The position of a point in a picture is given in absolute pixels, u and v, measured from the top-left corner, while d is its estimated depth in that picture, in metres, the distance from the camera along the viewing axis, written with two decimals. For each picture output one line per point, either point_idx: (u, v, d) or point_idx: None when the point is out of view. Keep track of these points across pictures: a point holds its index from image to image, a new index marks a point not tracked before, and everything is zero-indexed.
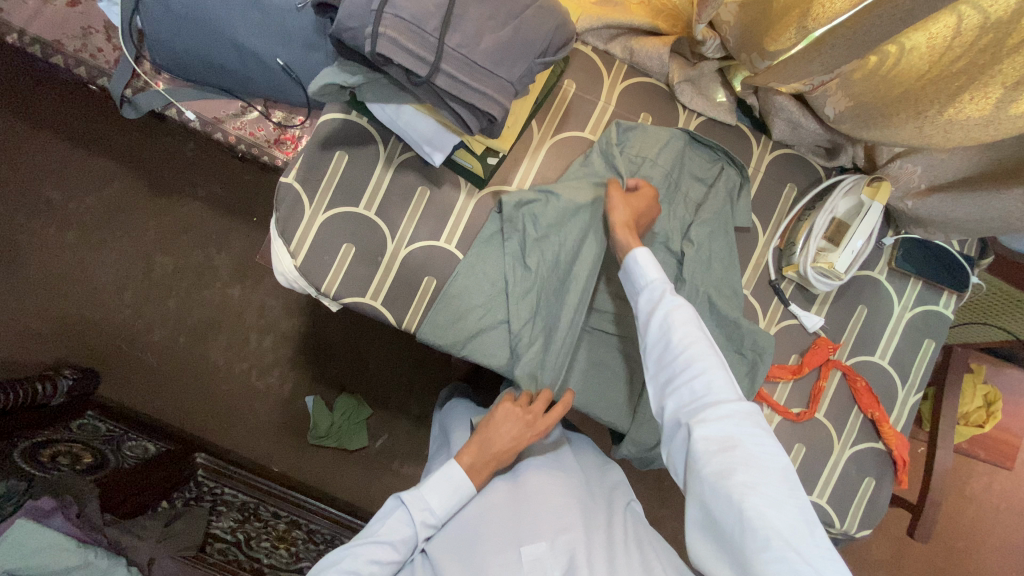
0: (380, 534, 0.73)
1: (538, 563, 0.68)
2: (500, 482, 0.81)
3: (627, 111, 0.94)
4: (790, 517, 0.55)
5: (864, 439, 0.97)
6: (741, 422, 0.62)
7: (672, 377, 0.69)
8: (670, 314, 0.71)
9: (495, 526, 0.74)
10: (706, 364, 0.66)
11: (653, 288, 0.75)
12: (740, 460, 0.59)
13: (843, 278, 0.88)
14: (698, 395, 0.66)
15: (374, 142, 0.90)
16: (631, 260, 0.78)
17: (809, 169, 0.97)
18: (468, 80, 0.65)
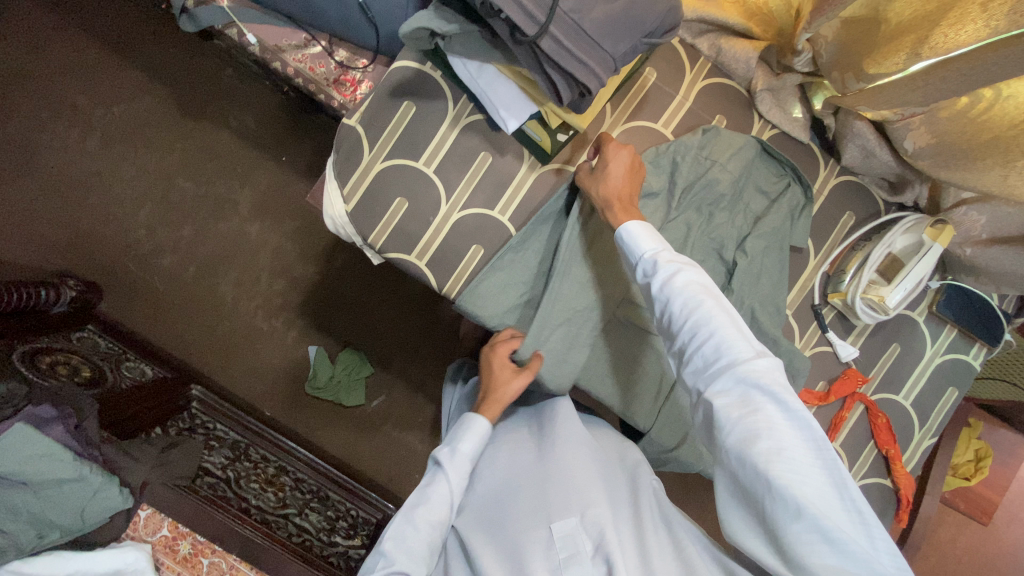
0: (427, 491, 0.77)
1: (571, 538, 0.69)
2: (524, 455, 0.81)
3: (702, 111, 0.93)
4: (820, 480, 0.53)
5: (873, 473, 0.98)
6: (759, 383, 0.58)
7: (681, 345, 0.66)
8: (671, 279, 0.68)
9: (521, 502, 0.75)
10: (714, 325, 0.63)
11: (651, 255, 0.72)
12: (762, 423, 0.56)
13: (890, 313, 0.88)
14: (708, 360, 0.62)
15: (445, 98, 0.87)
16: (623, 235, 0.76)
17: (871, 201, 0.96)
18: (574, 50, 0.63)
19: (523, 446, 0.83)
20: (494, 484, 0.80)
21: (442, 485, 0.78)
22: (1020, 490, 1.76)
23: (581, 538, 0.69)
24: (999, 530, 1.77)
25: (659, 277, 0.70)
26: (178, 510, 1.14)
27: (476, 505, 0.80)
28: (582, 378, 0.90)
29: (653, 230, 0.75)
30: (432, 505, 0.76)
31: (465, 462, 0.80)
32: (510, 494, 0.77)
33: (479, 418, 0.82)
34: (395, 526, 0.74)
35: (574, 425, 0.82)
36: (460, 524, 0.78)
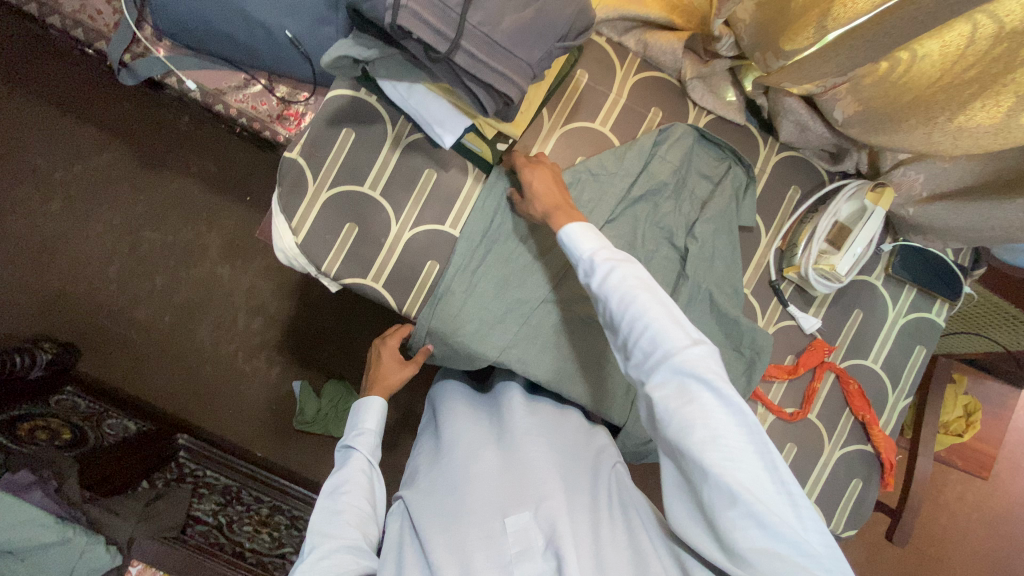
0: (346, 472, 0.81)
1: (524, 532, 0.68)
2: (485, 445, 0.81)
3: (637, 105, 0.94)
4: (755, 468, 0.54)
5: (854, 441, 0.99)
6: (693, 372, 0.58)
7: (624, 341, 0.66)
8: (608, 275, 0.68)
9: (477, 494, 0.73)
10: (649, 318, 0.63)
11: (590, 252, 0.71)
12: (699, 416, 0.57)
13: (843, 280, 0.90)
14: (650, 356, 0.62)
15: (383, 121, 0.88)
16: (564, 237, 0.74)
17: (814, 173, 0.98)
18: (487, 59, 0.65)
19: (486, 439, 0.82)
20: (452, 472, 0.78)
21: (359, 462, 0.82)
22: (1016, 440, 1.77)
23: (535, 532, 0.68)
24: (1000, 482, 1.77)
25: (597, 273, 0.69)
26: (167, 562, 1.11)
27: (428, 494, 0.77)
28: (552, 381, 0.90)
29: (594, 230, 0.73)
30: (356, 481, 0.79)
31: (372, 440, 0.87)
32: (466, 486, 0.75)
33: (368, 398, 0.91)
34: (324, 508, 0.76)
35: (534, 426, 0.83)
36: (414, 511, 0.76)
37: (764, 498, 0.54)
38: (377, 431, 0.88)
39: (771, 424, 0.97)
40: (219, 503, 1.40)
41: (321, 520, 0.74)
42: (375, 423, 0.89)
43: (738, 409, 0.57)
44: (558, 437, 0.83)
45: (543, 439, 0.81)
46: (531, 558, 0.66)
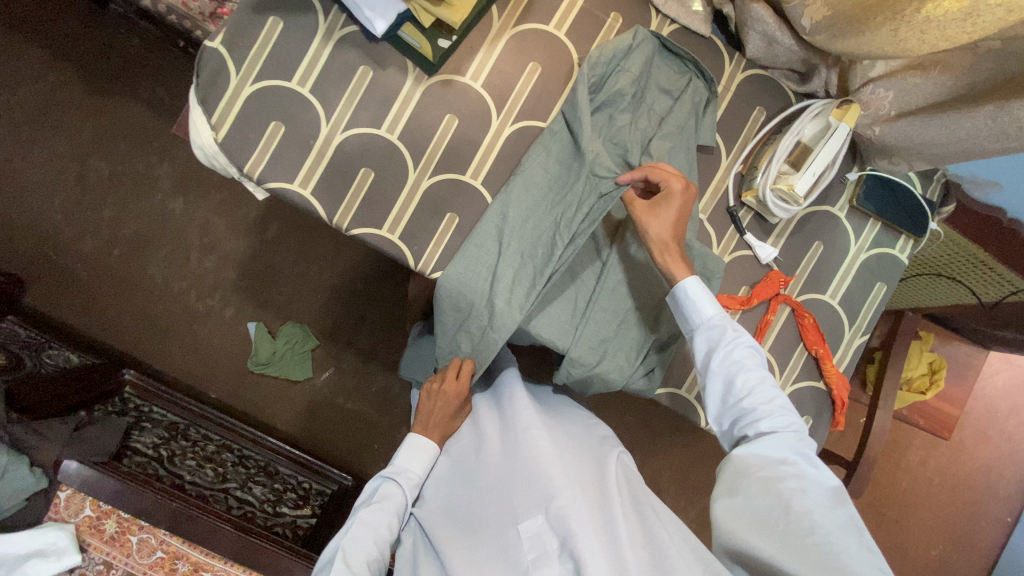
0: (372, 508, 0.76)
1: (537, 538, 0.66)
2: (493, 445, 0.78)
3: (596, 9, 0.87)
4: (846, 528, 0.62)
5: (805, 377, 0.96)
6: (795, 442, 0.68)
7: (738, 409, 0.73)
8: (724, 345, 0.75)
9: (495, 500, 0.72)
10: (772, 401, 0.72)
11: (713, 322, 0.76)
12: (801, 489, 0.64)
13: (801, 203, 0.85)
14: (767, 430, 0.70)
15: (314, 12, 0.81)
16: (681, 294, 0.78)
17: (780, 95, 0.92)
18: None
19: (492, 437, 0.79)
20: (470, 481, 0.76)
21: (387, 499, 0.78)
22: (980, 405, 1.76)
23: (549, 537, 0.66)
24: (962, 447, 1.78)
25: (726, 345, 0.74)
26: (97, 489, 1.04)
27: (446, 505, 0.77)
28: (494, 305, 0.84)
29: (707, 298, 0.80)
30: (377, 519, 0.75)
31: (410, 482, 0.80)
32: (487, 494, 0.73)
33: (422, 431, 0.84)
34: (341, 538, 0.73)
35: (539, 417, 0.79)
36: (432, 525, 0.75)
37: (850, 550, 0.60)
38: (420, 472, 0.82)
39: None
40: (161, 437, 1.35)
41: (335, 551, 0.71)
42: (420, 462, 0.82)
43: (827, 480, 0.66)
44: (567, 429, 0.80)
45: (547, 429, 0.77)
46: (547, 564, 0.64)
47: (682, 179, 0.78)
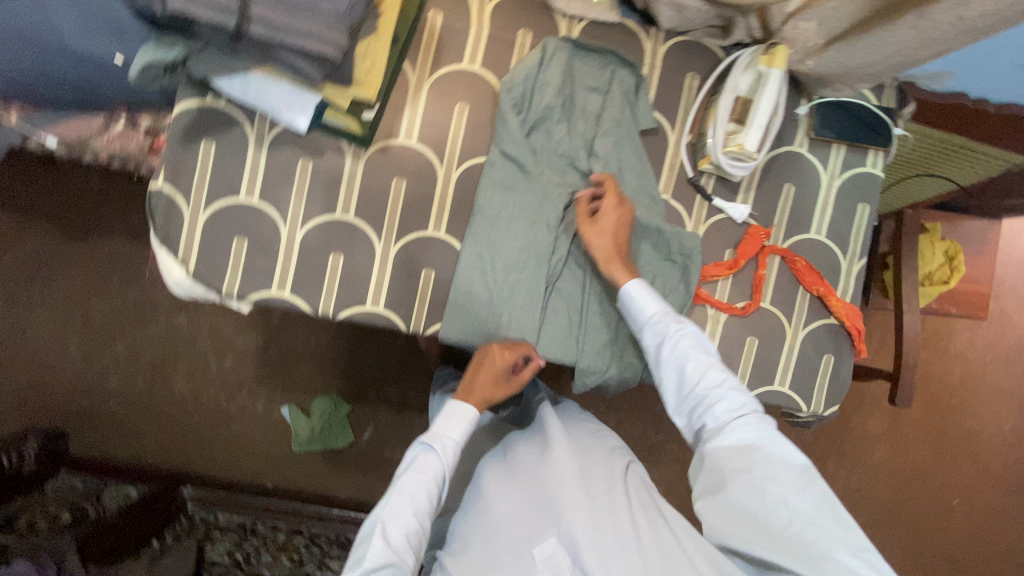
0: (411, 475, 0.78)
1: (552, 559, 0.70)
2: (501, 477, 0.80)
3: (503, 32, 0.88)
4: (816, 501, 0.63)
5: (815, 317, 0.95)
6: (755, 426, 0.70)
7: (697, 403, 0.75)
8: (671, 341, 0.78)
9: (507, 526, 0.74)
10: (724, 389, 0.74)
11: (657, 320, 0.80)
12: (769, 471, 0.66)
13: (756, 157, 0.85)
14: (728, 417, 0.72)
15: (239, 124, 0.83)
16: (625, 295, 0.82)
17: (707, 54, 0.92)
18: (281, 21, 0.59)
19: (501, 467, 0.81)
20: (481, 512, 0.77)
21: (421, 465, 0.79)
22: (1009, 271, 1.73)
23: (565, 559, 0.69)
24: (1004, 318, 1.74)
25: (672, 343, 0.78)
26: None
27: (461, 528, 0.78)
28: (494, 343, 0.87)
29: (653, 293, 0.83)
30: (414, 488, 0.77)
31: (448, 450, 0.81)
32: (501, 521, 0.74)
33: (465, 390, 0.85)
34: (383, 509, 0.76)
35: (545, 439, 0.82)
36: (448, 550, 0.76)
37: (822, 523, 0.62)
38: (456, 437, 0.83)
39: (724, 325, 0.93)
40: (234, 542, 1.47)
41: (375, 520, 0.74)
42: (457, 427, 0.83)
43: (792, 457, 0.68)
44: (584, 442, 0.83)
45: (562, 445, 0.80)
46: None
47: (617, 197, 0.83)
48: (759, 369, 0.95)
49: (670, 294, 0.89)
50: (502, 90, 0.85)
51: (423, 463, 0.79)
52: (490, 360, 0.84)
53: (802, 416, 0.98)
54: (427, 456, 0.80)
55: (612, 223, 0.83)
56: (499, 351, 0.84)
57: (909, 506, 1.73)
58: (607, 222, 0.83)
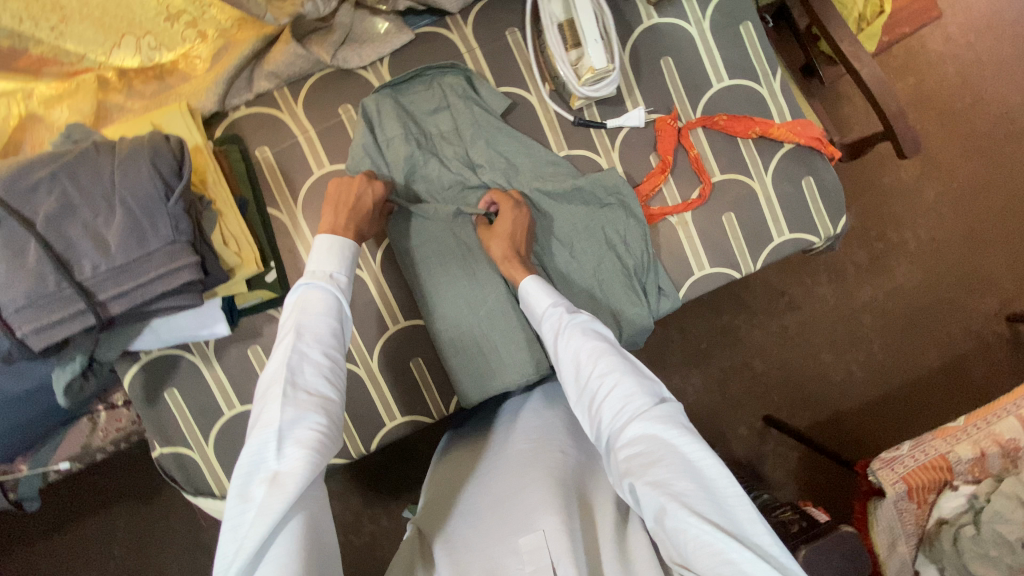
0: (294, 394, 0.58)
1: (539, 552, 0.59)
2: (495, 475, 0.73)
3: (327, 120, 0.85)
4: (742, 517, 0.53)
5: (771, 154, 0.90)
6: (664, 425, 0.58)
7: (592, 411, 0.63)
8: (566, 334, 0.68)
9: (491, 530, 0.65)
10: (619, 386, 0.62)
11: (552, 312, 0.71)
12: (679, 479, 0.55)
13: (614, 67, 0.78)
14: (626, 420, 0.60)
15: (181, 358, 0.85)
16: (523, 292, 0.75)
17: (509, 4, 0.87)
18: (128, 284, 0.59)
19: (498, 460, 0.74)
20: (470, 514, 0.70)
21: (321, 407, 0.59)
22: None
23: (553, 548, 0.58)
24: None
25: (567, 349, 0.67)
26: None
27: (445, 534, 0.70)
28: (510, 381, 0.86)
29: (551, 287, 0.75)
30: (310, 416, 0.57)
31: (324, 339, 0.63)
32: (482, 531, 0.66)
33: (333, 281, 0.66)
34: (264, 437, 0.55)
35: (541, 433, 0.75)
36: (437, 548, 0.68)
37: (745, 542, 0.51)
38: (339, 349, 0.64)
39: (694, 221, 0.89)
40: None
41: (271, 485, 0.52)
42: (330, 324, 0.64)
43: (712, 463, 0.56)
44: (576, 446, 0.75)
45: (562, 448, 0.72)
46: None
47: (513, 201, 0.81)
48: (753, 235, 0.90)
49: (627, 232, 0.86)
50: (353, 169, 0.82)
51: (301, 365, 0.60)
52: (351, 187, 0.78)
53: (821, 246, 0.93)
54: (306, 363, 0.60)
55: (512, 220, 0.80)
56: (353, 180, 0.79)
57: (986, 218, 1.64)
58: (506, 223, 0.80)
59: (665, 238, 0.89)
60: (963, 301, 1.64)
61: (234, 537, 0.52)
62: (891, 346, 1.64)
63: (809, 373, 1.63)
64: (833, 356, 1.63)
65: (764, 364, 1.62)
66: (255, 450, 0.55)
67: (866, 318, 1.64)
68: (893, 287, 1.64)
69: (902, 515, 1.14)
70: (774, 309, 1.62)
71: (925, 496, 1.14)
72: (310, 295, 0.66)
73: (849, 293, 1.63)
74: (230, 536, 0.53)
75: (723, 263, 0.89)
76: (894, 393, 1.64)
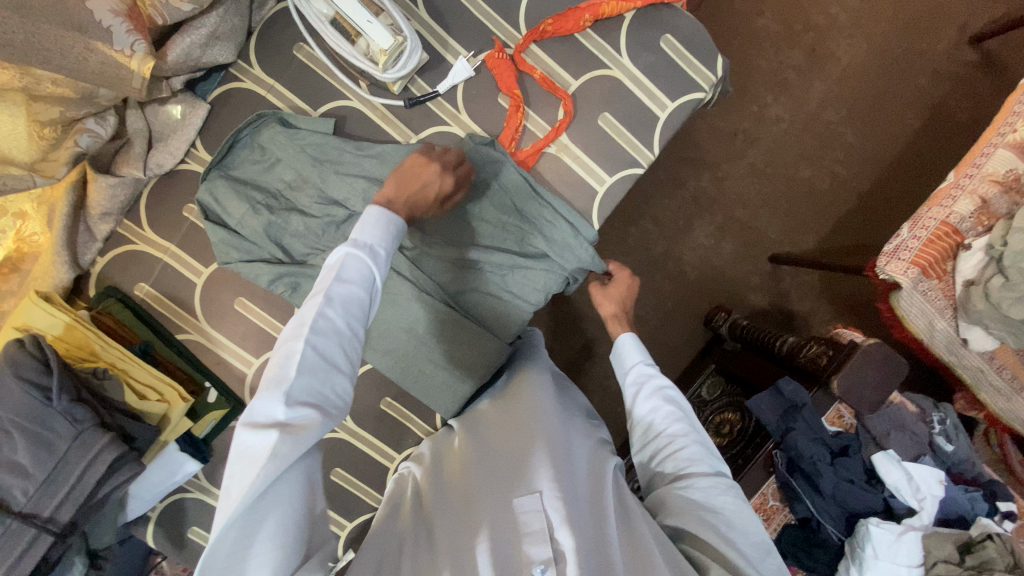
0: (314, 355, 0.48)
1: (535, 512, 0.57)
2: (513, 429, 0.71)
3: (181, 226, 0.82)
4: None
5: (614, 33, 0.82)
6: (724, 490, 0.62)
7: (645, 426, 0.72)
8: (665, 395, 0.73)
9: (481, 491, 0.62)
10: (675, 414, 0.71)
11: (648, 368, 0.77)
12: (716, 511, 0.61)
13: (404, 36, 0.71)
14: (674, 438, 0.68)
15: (180, 500, 0.86)
16: (617, 347, 0.82)
17: (282, 22, 0.80)
18: (62, 491, 0.61)
19: (503, 425, 0.73)
20: (480, 465, 0.67)
21: (338, 372, 0.49)
22: None
23: (550, 515, 0.57)
24: None
25: (637, 367, 0.78)
26: None
27: (439, 503, 0.65)
28: (475, 374, 0.84)
29: (641, 342, 0.81)
30: (324, 379, 0.48)
31: (354, 310, 0.53)
32: (473, 492, 0.63)
33: (379, 252, 0.55)
34: (277, 389, 0.46)
35: (544, 400, 0.74)
36: (434, 516, 0.63)
37: None
38: (365, 320, 0.54)
39: (573, 140, 0.83)
40: None
41: (280, 436, 0.44)
42: (362, 292, 0.54)
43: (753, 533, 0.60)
44: (561, 417, 0.75)
45: (550, 416, 0.71)
46: (542, 543, 0.55)
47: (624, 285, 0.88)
48: (637, 120, 0.83)
49: (519, 192, 0.81)
50: (224, 264, 0.78)
51: (328, 328, 0.50)
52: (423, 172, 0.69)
53: (713, 95, 0.85)
54: (332, 326, 0.50)
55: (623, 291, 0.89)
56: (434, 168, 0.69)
57: None
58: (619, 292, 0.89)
59: (553, 172, 0.84)
60: (915, 46, 1.50)
61: (235, 471, 0.44)
62: (867, 128, 1.50)
63: (794, 194, 1.51)
64: (811, 167, 1.51)
65: (745, 211, 1.51)
66: (263, 396, 0.46)
67: (829, 113, 1.51)
68: (840, 69, 1.51)
69: (929, 297, 1.09)
70: (731, 151, 1.51)
71: (941, 267, 1.09)
72: (345, 255, 0.55)
73: (799, 98, 1.51)
74: (231, 472, 0.44)
75: (622, 166, 0.83)
76: (889, 171, 1.50)
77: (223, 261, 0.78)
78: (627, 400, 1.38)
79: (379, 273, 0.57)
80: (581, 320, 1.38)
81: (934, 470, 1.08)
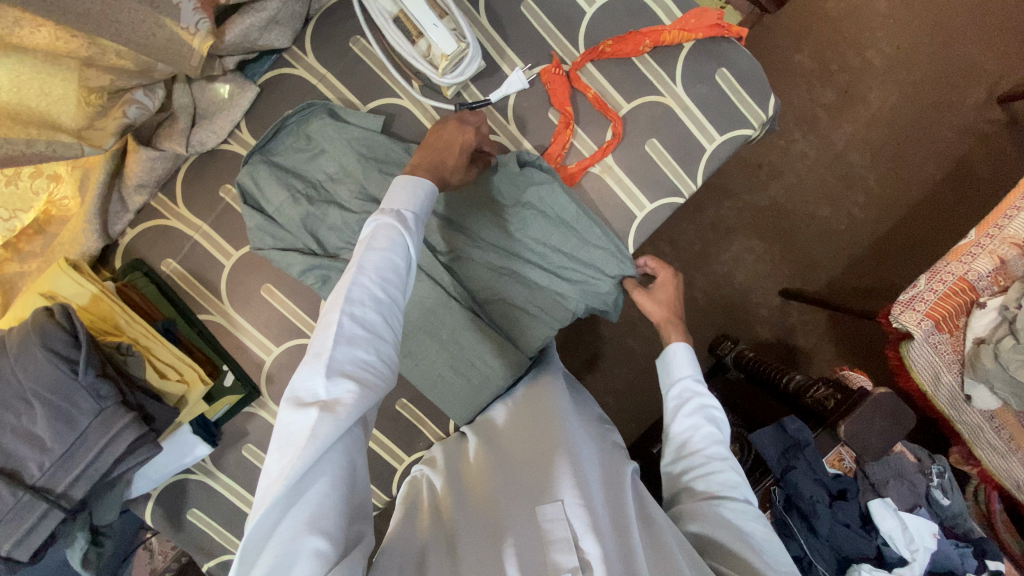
0: (349, 324, 0.47)
1: (558, 520, 0.56)
2: (532, 437, 0.69)
3: (215, 205, 0.81)
4: None
5: (671, 61, 0.82)
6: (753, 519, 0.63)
7: (681, 440, 0.71)
8: (708, 414, 0.72)
9: (501, 495, 0.61)
10: (716, 436, 0.69)
11: (697, 382, 0.75)
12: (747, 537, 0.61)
13: (467, 43, 0.71)
14: (710, 459, 0.67)
15: (183, 480, 0.85)
16: (668, 352, 0.78)
17: (341, 13, 0.79)
18: (78, 467, 0.60)
19: (522, 429, 0.72)
20: (499, 470, 0.66)
21: (373, 342, 0.48)
22: None
23: (573, 523, 0.56)
24: None
25: (685, 381, 0.75)
26: None
27: (457, 502, 0.63)
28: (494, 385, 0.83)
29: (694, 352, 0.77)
30: (363, 349, 0.48)
31: (389, 275, 0.52)
32: (494, 494, 0.61)
33: (408, 216, 0.54)
34: (314, 365, 0.46)
35: (562, 408, 0.73)
36: (454, 513, 0.61)
37: None
38: (403, 287, 0.53)
39: (618, 162, 0.83)
40: None
41: (320, 415, 0.43)
42: (397, 258, 0.53)
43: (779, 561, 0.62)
44: (577, 424, 0.73)
45: (570, 424, 0.70)
46: (567, 552, 0.53)
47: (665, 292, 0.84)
48: (683, 150, 0.83)
49: (558, 207, 0.81)
50: (256, 249, 0.77)
51: (362, 296, 0.49)
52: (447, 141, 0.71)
53: (761, 134, 0.85)
54: (367, 295, 0.49)
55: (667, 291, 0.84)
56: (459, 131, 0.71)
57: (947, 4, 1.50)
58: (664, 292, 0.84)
59: (594, 192, 0.83)
60: (949, 100, 1.51)
61: (276, 455, 0.44)
62: (891, 175, 1.52)
63: (813, 232, 1.52)
64: (832, 207, 1.51)
65: (764, 243, 1.51)
66: (303, 374, 0.46)
67: (856, 156, 1.52)
68: (872, 114, 1.51)
69: (938, 349, 1.09)
70: (756, 183, 1.52)
71: (954, 323, 1.09)
72: (376, 226, 0.55)
73: (829, 138, 1.52)
74: (272, 455, 0.44)
75: (664, 194, 0.83)
76: (908, 219, 1.51)
77: (256, 247, 0.77)
78: (628, 420, 1.38)
79: (412, 238, 0.55)
80: (592, 335, 1.38)
81: (929, 523, 1.08)
